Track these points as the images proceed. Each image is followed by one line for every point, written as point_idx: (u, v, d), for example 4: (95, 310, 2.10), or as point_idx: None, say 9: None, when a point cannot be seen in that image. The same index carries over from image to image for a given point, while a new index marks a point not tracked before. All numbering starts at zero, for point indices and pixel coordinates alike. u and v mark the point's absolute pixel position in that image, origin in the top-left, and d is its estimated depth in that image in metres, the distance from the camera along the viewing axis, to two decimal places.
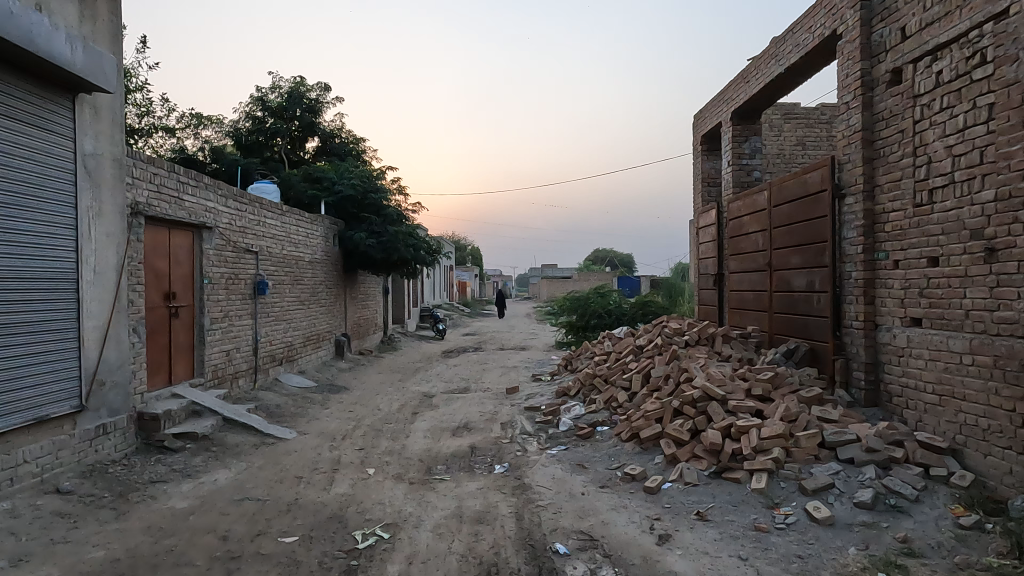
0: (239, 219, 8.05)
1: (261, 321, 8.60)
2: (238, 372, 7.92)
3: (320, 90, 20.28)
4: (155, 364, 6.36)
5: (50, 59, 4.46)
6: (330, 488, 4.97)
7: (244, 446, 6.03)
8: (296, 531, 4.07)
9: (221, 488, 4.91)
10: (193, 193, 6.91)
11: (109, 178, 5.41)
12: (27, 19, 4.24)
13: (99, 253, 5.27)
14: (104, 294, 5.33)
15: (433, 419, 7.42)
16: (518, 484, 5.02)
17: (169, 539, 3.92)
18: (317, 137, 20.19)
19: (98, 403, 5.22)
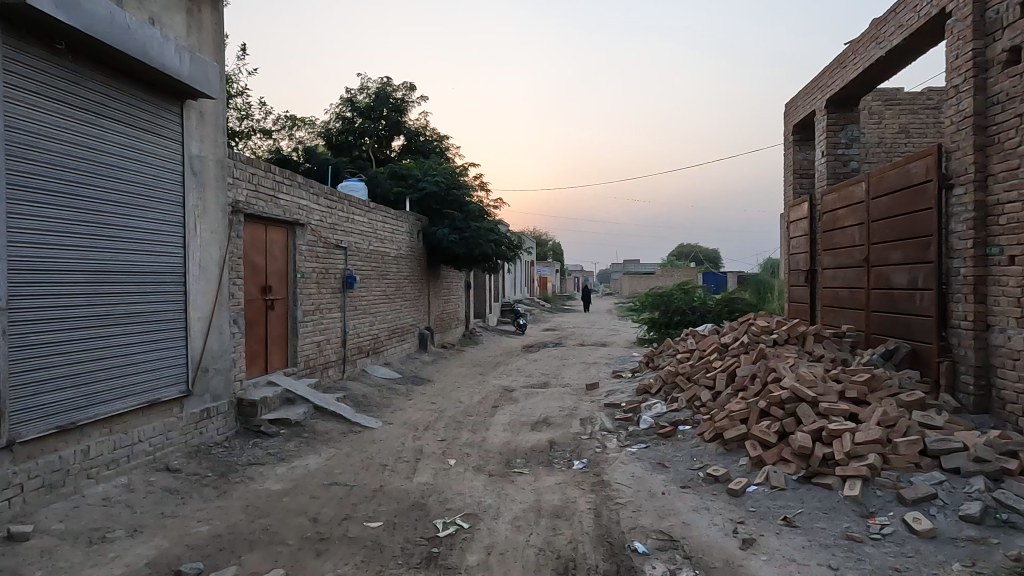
0: (329, 216, 8.40)
1: (350, 314, 8.96)
2: (328, 362, 8.29)
3: (406, 89, 20.85)
4: (253, 353, 6.75)
5: (162, 69, 4.81)
6: (413, 477, 5.12)
7: (333, 433, 6.32)
8: (381, 517, 4.22)
9: (312, 472, 5.17)
10: (287, 191, 7.28)
11: (212, 178, 5.78)
12: (141, 33, 4.59)
13: (204, 249, 5.65)
14: (208, 287, 5.70)
15: (513, 413, 7.49)
16: (597, 480, 5.00)
17: (265, 519, 4.17)
18: (403, 135, 20.77)
19: (202, 388, 5.59)
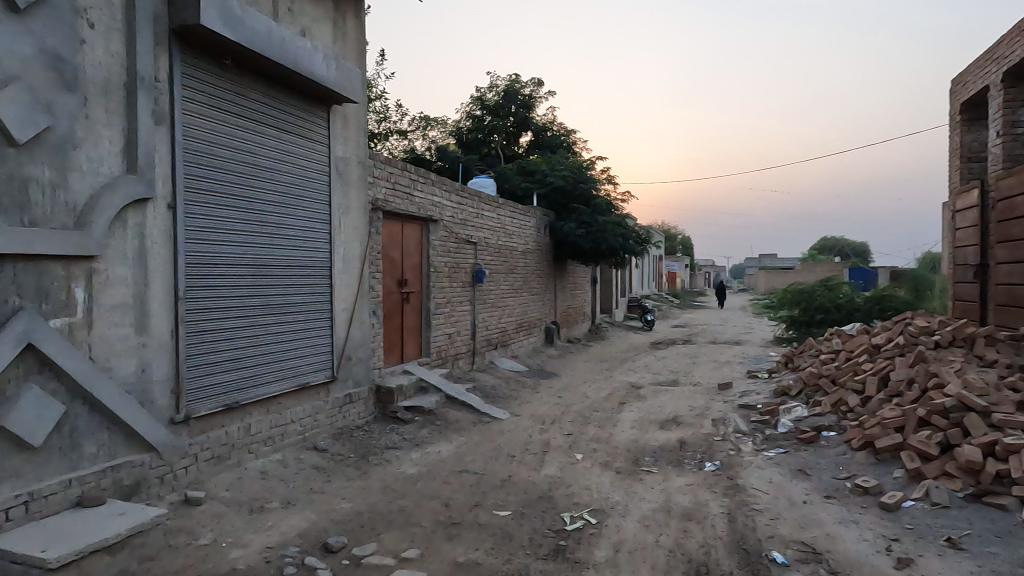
0: (461, 212, 8.67)
1: (479, 307, 9.21)
2: (458, 354, 8.58)
3: (534, 85, 21.05)
4: (390, 343, 7.13)
5: (312, 77, 5.17)
6: (540, 469, 5.17)
7: (463, 423, 6.53)
8: (509, 506, 4.30)
9: (445, 459, 5.37)
10: (421, 188, 7.59)
11: (355, 177, 6.15)
12: (294, 44, 4.95)
13: (347, 244, 6.03)
14: (351, 280, 6.09)
15: (641, 410, 7.35)
16: (731, 484, 4.79)
17: (401, 500, 4.39)
18: (530, 131, 21.00)
19: (346, 374, 5.99)
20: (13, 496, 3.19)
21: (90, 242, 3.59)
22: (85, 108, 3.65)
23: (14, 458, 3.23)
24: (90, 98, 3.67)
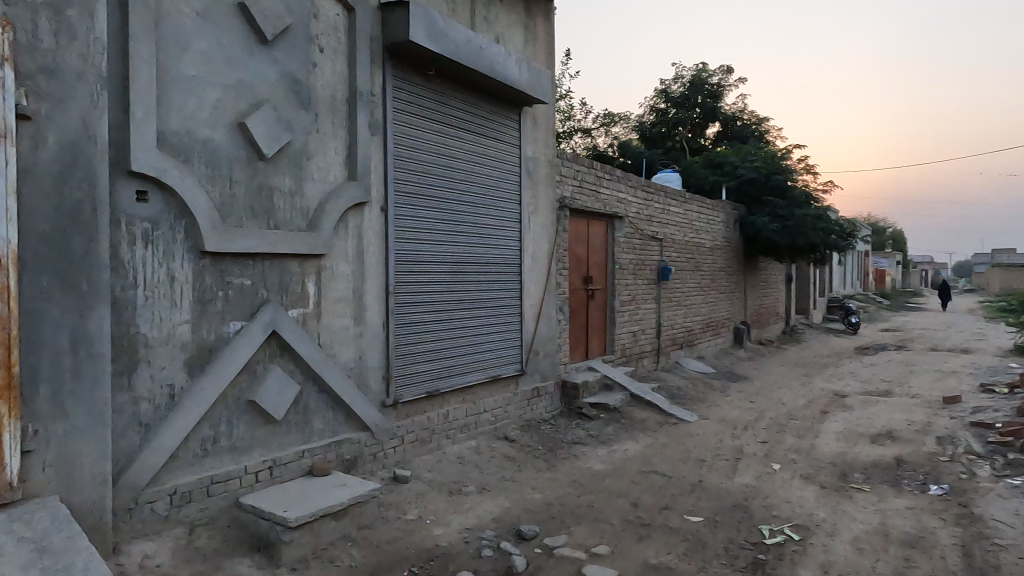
0: (646, 208, 8.53)
1: (665, 305, 8.99)
2: (643, 352, 8.45)
3: (722, 73, 20.08)
4: (575, 339, 7.22)
5: (506, 81, 5.38)
6: (734, 476, 4.92)
7: (649, 423, 6.42)
8: (701, 512, 4.15)
9: (631, 458, 5.32)
10: (607, 185, 7.58)
11: (543, 177, 6.31)
12: (490, 51, 5.18)
13: (536, 242, 6.20)
14: (539, 276, 6.25)
15: (848, 422, 6.69)
16: (964, 512, 4.19)
17: (589, 496, 4.42)
18: (718, 122, 20.06)
19: (534, 368, 6.17)
20: (261, 461, 3.75)
21: (320, 242, 4.06)
22: (316, 124, 4.12)
23: (262, 428, 3.79)
24: (320, 114, 4.15)
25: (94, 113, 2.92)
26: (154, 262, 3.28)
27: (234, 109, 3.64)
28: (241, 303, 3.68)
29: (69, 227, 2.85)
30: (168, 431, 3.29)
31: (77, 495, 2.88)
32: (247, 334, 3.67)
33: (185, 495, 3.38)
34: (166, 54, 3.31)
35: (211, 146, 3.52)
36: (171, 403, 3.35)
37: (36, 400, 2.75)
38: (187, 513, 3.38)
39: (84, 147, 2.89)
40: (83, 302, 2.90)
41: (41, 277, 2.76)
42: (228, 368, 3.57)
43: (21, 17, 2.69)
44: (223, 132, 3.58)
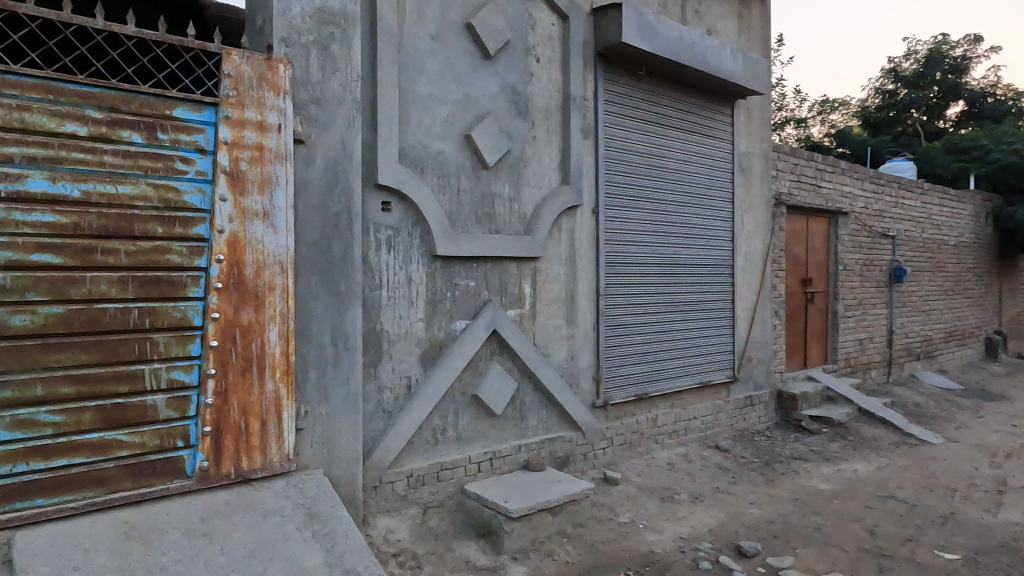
0: (876, 202, 7.66)
1: (898, 311, 8.01)
2: (871, 363, 7.60)
3: (968, 43, 17.41)
4: (792, 346, 6.71)
5: (719, 74, 5.15)
6: (997, 511, 4.22)
7: (883, 442, 5.76)
8: (957, 549, 3.62)
9: (863, 479, 4.81)
10: (829, 178, 6.93)
11: (757, 172, 5.95)
12: (702, 45, 4.99)
13: (750, 242, 5.87)
14: (753, 278, 5.90)
15: None
16: None
17: (816, 517, 4.07)
18: (962, 100, 17.43)
19: (746, 375, 5.85)
20: (483, 453, 3.99)
21: (536, 245, 4.21)
22: (533, 131, 4.29)
23: (484, 421, 4.03)
24: (536, 122, 4.30)
25: (351, 134, 3.31)
26: (395, 265, 3.63)
27: (461, 123, 3.91)
28: (466, 304, 3.94)
29: (331, 235, 3.25)
30: (406, 418, 3.62)
31: (336, 470, 3.28)
32: (472, 332, 3.91)
33: (419, 478, 3.70)
34: (406, 77, 3.65)
35: (442, 158, 3.82)
36: (408, 394, 3.69)
37: (306, 385, 3.18)
38: (421, 495, 3.70)
39: (343, 165, 3.28)
40: (341, 300, 3.29)
41: (311, 279, 3.19)
42: (455, 363, 3.84)
43: (299, 56, 3.14)
44: (452, 145, 3.86)
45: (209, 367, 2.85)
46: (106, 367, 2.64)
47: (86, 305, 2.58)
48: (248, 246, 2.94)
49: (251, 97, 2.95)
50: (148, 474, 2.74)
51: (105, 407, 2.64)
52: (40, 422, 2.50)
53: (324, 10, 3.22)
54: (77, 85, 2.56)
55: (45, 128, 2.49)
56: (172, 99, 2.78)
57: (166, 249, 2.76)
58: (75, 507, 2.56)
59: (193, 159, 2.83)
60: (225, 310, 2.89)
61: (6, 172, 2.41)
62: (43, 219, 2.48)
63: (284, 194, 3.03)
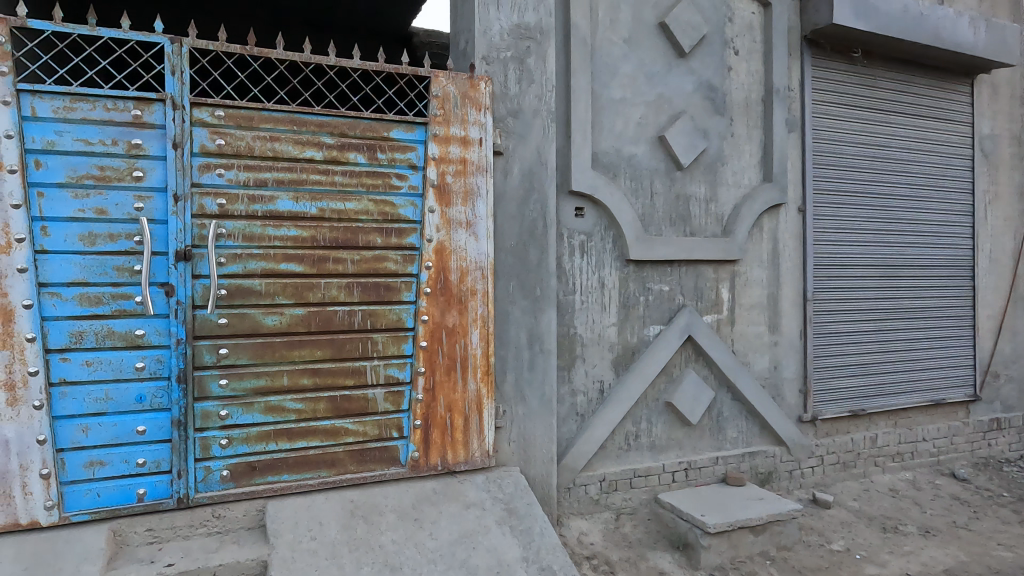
0: None
1: None
2: None
3: None
4: None
5: (956, 48, 4.49)
6: None
7: None
8: None
9: None
10: None
11: (1006, 158, 5.10)
12: (934, 16, 4.38)
13: (996, 238, 5.04)
14: (1001, 281, 5.06)
15: None
16: None
17: None
18: None
19: (992, 394, 5.03)
20: (677, 462, 3.87)
21: (734, 247, 4.00)
22: (731, 128, 4.08)
23: (678, 430, 3.91)
24: (734, 117, 4.09)
25: (546, 144, 3.41)
26: (588, 270, 3.66)
27: (654, 124, 3.84)
28: (659, 309, 3.86)
29: (528, 241, 3.37)
30: (598, 423, 3.64)
31: (532, 469, 3.38)
32: (666, 338, 3.82)
33: (612, 484, 3.69)
34: (599, 83, 3.67)
35: (635, 162, 3.78)
36: (600, 398, 3.70)
37: (504, 386, 3.32)
38: (614, 501, 3.69)
39: (538, 173, 3.39)
40: (537, 304, 3.39)
41: (509, 284, 3.33)
42: (648, 370, 3.77)
43: (498, 72, 3.30)
44: (646, 147, 3.81)
45: (419, 366, 3.10)
46: (337, 363, 2.98)
47: (320, 307, 2.94)
48: (453, 253, 3.16)
49: (456, 115, 3.16)
50: (369, 460, 3.04)
51: (335, 398, 2.98)
52: (285, 409, 2.90)
53: (520, 25, 3.35)
54: (316, 115, 2.91)
55: (290, 154, 2.87)
56: (390, 122, 3.06)
57: (384, 257, 3.05)
58: (312, 484, 2.92)
59: (407, 175, 3.09)
60: (433, 313, 3.12)
61: (262, 194, 2.82)
62: (288, 233, 2.86)
63: (484, 204, 3.21)
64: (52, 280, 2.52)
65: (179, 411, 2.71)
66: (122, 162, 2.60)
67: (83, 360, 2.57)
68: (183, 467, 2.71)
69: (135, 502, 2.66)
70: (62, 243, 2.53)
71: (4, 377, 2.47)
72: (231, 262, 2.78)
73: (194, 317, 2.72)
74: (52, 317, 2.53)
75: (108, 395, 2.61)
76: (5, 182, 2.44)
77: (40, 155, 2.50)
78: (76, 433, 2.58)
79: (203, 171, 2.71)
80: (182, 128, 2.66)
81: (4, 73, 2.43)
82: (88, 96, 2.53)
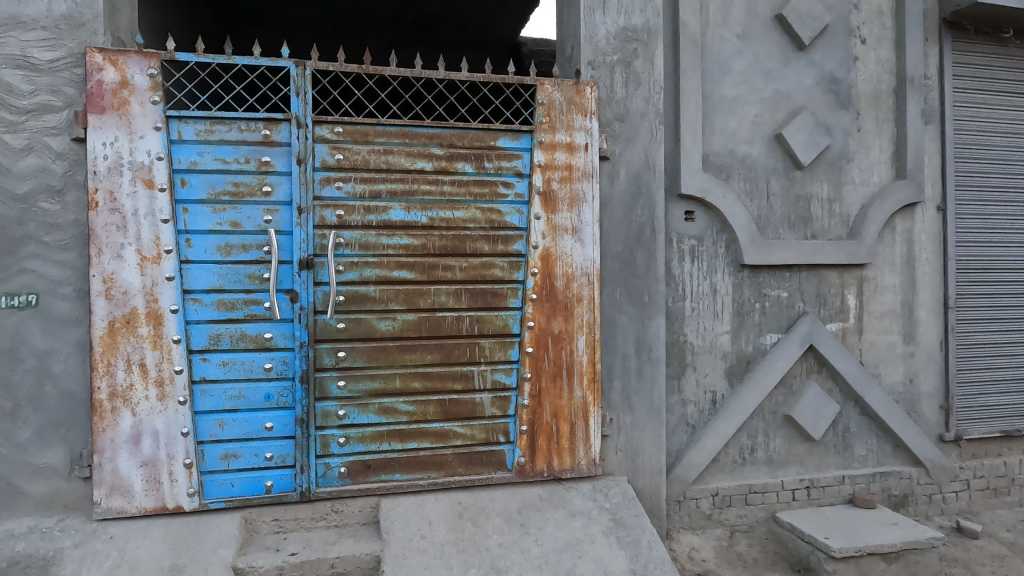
0: None
1: None
2: None
3: None
4: None
5: None
6: None
7: None
8: None
9: None
10: None
11: None
12: None
13: None
14: None
15: None
16: None
17: None
18: None
19: None
20: (798, 480, 3.64)
21: (862, 250, 3.72)
22: (858, 122, 3.80)
23: (799, 445, 3.68)
24: (861, 110, 3.80)
25: (654, 147, 3.33)
26: (699, 276, 3.53)
27: (771, 122, 3.65)
28: (777, 316, 3.66)
29: (635, 246, 3.31)
30: (711, 435, 3.49)
31: (640, 479, 3.30)
32: (784, 348, 3.61)
33: (726, 499, 3.53)
34: (710, 82, 3.54)
35: (749, 162, 3.61)
36: (713, 409, 3.55)
37: (611, 394, 3.28)
38: (728, 517, 3.52)
39: (646, 177, 3.32)
40: (645, 311, 3.32)
41: (616, 290, 3.28)
42: (765, 380, 3.58)
43: (604, 76, 3.27)
44: (761, 147, 3.63)
45: (525, 372, 3.13)
46: (446, 367, 3.07)
47: (430, 313, 3.04)
48: (559, 260, 3.16)
49: (562, 122, 3.16)
50: (477, 464, 3.10)
51: (444, 401, 3.07)
52: (398, 410, 3.02)
53: (627, 28, 3.30)
54: (426, 127, 3.01)
55: (402, 166, 2.99)
56: (497, 131, 3.10)
57: (491, 264, 3.10)
58: (422, 485, 3.02)
59: (513, 183, 3.13)
60: (539, 320, 3.14)
61: (376, 205, 2.96)
62: (400, 241, 2.98)
63: (591, 209, 3.19)
64: (194, 287, 2.77)
65: (303, 410, 2.89)
66: (254, 178, 2.82)
67: (220, 360, 2.81)
68: (305, 462, 2.89)
69: (263, 493, 2.86)
70: (203, 254, 2.78)
71: (155, 375, 2.74)
72: (349, 270, 2.93)
73: (316, 322, 2.90)
74: (194, 321, 2.78)
75: (241, 393, 2.84)
76: (156, 200, 2.72)
77: (184, 174, 2.76)
78: (214, 427, 2.81)
79: (323, 185, 2.88)
80: (305, 145, 2.84)
81: (156, 102, 2.71)
82: (225, 119, 2.77)
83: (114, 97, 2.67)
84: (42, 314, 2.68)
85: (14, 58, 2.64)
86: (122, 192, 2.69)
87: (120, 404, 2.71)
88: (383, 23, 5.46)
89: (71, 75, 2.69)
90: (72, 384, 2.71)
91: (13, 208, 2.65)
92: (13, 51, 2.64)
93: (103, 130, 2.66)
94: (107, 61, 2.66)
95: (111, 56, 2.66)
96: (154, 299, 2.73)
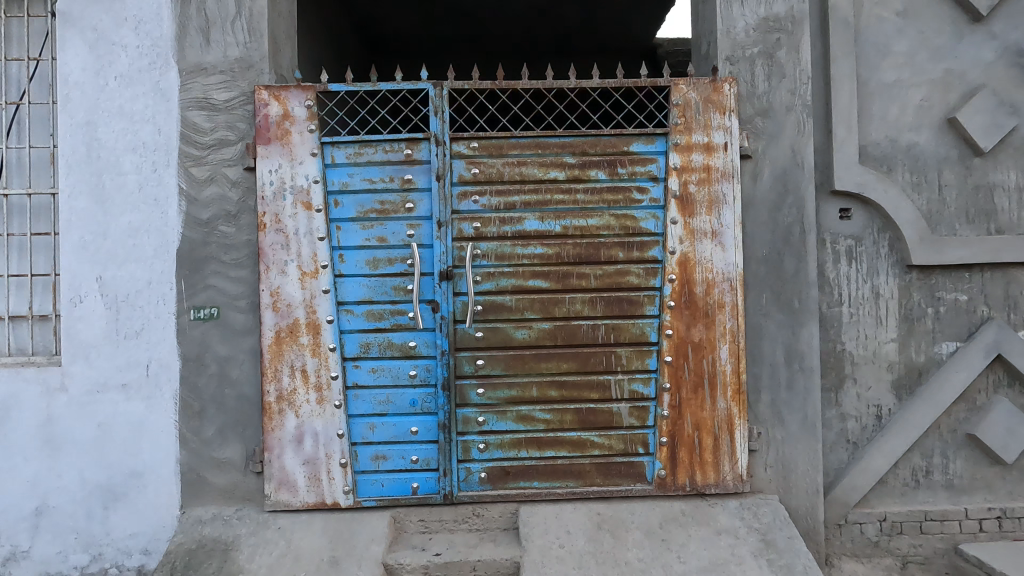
0: None
1: None
2: None
3: None
4: None
5: None
6: None
7: None
8: None
9: None
10: None
11: None
12: None
13: None
14: None
15: None
16: None
17: None
18: None
19: None
20: (986, 509, 3.21)
21: None
22: None
23: (987, 469, 3.24)
24: None
25: (802, 141, 3.10)
26: (858, 279, 3.23)
27: (942, 105, 3.26)
28: (955, 323, 3.25)
29: (782, 248, 3.09)
30: (876, 454, 3.17)
31: (793, 499, 3.07)
32: (964, 359, 3.19)
33: (896, 525, 3.18)
34: (866, 65, 3.24)
35: (916, 151, 3.25)
36: (878, 425, 3.23)
37: (759, 406, 3.08)
38: (899, 545, 3.17)
39: (794, 175, 3.10)
40: (795, 318, 3.09)
41: (761, 295, 3.09)
42: (941, 395, 3.18)
43: (743, 71, 3.11)
44: (930, 134, 3.26)
45: (665, 382, 3.03)
46: (583, 376, 3.05)
47: (566, 322, 3.05)
48: (698, 265, 3.04)
49: (698, 121, 3.04)
50: (616, 474, 3.05)
51: (581, 410, 3.05)
52: (535, 418, 3.04)
53: (769, 18, 3.12)
54: (558, 137, 3.03)
55: (536, 177, 3.02)
56: (630, 136, 3.04)
57: (626, 271, 3.04)
58: (560, 493, 3.02)
59: (648, 188, 3.04)
60: (678, 327, 3.04)
61: (511, 216, 3.02)
62: (535, 251, 3.02)
63: (732, 212, 3.04)
64: (347, 299, 2.99)
65: (445, 415, 3.00)
66: (398, 196, 2.99)
67: (370, 367, 3.00)
68: (448, 466, 3.00)
69: (410, 494, 3.01)
70: (354, 268, 2.99)
71: (314, 380, 2.98)
72: (486, 280, 3.02)
73: (456, 331, 3.01)
74: (347, 330, 3.00)
75: (389, 399, 3.01)
76: (313, 220, 2.97)
77: (337, 196, 2.99)
78: (366, 429, 3.01)
79: (461, 199, 3.00)
80: (443, 162, 2.97)
81: (313, 131, 2.97)
82: (371, 142, 2.97)
83: (278, 128, 2.96)
84: (223, 325, 3.02)
85: (198, 101, 3.01)
86: (286, 214, 2.97)
87: (286, 406, 2.98)
88: (518, 39, 5.61)
89: (244, 111, 3.02)
90: (247, 388, 3.03)
91: (198, 231, 3.01)
92: (197, 95, 3.01)
93: (270, 159, 2.96)
94: (272, 97, 2.96)
95: (275, 92, 2.96)
96: (313, 311, 2.98)
